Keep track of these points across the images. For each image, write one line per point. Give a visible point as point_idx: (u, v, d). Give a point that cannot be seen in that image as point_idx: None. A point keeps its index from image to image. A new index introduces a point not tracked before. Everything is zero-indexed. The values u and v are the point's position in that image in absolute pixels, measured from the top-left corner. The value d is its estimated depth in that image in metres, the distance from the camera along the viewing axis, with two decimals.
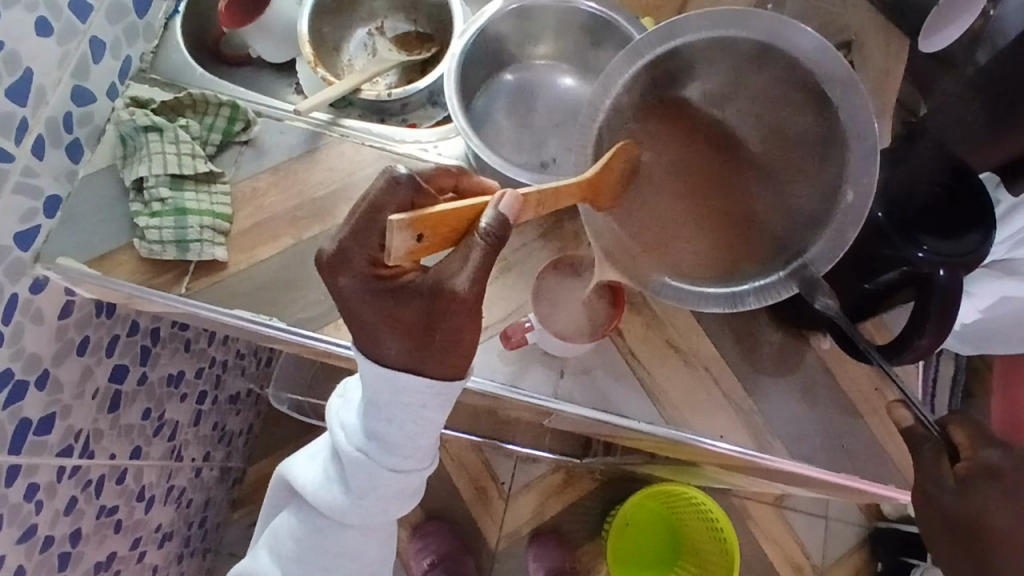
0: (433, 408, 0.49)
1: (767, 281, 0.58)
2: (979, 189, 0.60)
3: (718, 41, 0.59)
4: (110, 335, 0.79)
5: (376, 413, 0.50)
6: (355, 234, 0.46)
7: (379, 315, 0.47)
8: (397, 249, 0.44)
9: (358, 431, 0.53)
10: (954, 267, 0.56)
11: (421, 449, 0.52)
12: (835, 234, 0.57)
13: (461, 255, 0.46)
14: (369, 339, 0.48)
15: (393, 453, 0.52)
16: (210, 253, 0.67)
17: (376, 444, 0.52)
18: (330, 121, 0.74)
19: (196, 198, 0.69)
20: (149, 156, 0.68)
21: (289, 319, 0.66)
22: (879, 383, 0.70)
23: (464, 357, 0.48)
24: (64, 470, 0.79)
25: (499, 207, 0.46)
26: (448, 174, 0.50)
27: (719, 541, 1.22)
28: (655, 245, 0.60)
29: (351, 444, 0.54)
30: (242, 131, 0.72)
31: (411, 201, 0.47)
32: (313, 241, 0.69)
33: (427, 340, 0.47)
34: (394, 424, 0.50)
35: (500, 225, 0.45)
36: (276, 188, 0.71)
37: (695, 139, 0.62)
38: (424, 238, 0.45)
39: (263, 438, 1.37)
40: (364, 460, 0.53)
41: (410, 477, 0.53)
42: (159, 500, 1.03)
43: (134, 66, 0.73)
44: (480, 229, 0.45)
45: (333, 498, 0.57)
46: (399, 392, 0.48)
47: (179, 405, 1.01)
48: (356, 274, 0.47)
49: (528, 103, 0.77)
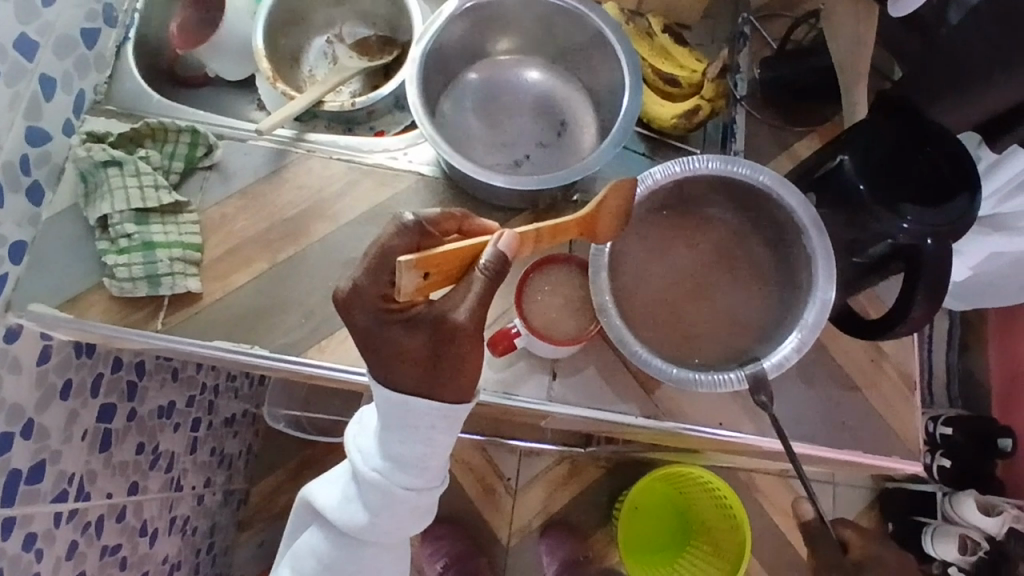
0: (441, 429, 0.48)
1: (721, 376, 0.60)
2: (958, 151, 0.59)
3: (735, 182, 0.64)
4: (93, 374, 0.78)
5: (390, 433, 0.49)
6: (369, 271, 0.47)
7: (385, 356, 0.47)
8: (406, 287, 0.45)
9: (375, 453, 0.51)
10: (944, 235, 0.55)
11: (432, 469, 0.50)
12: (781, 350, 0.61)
13: (462, 290, 0.47)
14: (381, 367, 0.47)
15: (406, 473, 0.50)
16: (183, 286, 0.65)
17: (393, 464, 0.50)
18: (294, 137, 0.72)
19: (163, 230, 0.66)
20: (111, 192, 0.66)
21: (272, 346, 0.65)
22: (875, 355, 0.70)
23: (468, 384, 0.47)
24: (61, 515, 0.77)
25: (498, 245, 0.46)
26: (452, 219, 0.51)
27: (730, 519, 1.22)
28: (666, 331, 0.62)
29: (366, 465, 0.52)
30: (204, 157, 0.70)
31: (417, 245, 0.48)
32: (288, 263, 0.67)
33: (432, 372, 0.46)
34: (405, 445, 0.49)
35: (499, 261, 0.46)
36: (245, 212, 0.69)
37: (724, 242, 0.65)
38: (430, 276, 0.46)
39: (262, 457, 1.36)
40: (381, 481, 0.51)
41: (421, 497, 0.52)
42: (163, 531, 1.01)
43: (88, 99, 0.71)
44: (480, 265, 0.46)
45: (352, 516, 0.56)
46: (413, 415, 0.47)
47: (173, 435, 0.99)
48: (368, 308, 0.47)
49: (496, 101, 0.75)
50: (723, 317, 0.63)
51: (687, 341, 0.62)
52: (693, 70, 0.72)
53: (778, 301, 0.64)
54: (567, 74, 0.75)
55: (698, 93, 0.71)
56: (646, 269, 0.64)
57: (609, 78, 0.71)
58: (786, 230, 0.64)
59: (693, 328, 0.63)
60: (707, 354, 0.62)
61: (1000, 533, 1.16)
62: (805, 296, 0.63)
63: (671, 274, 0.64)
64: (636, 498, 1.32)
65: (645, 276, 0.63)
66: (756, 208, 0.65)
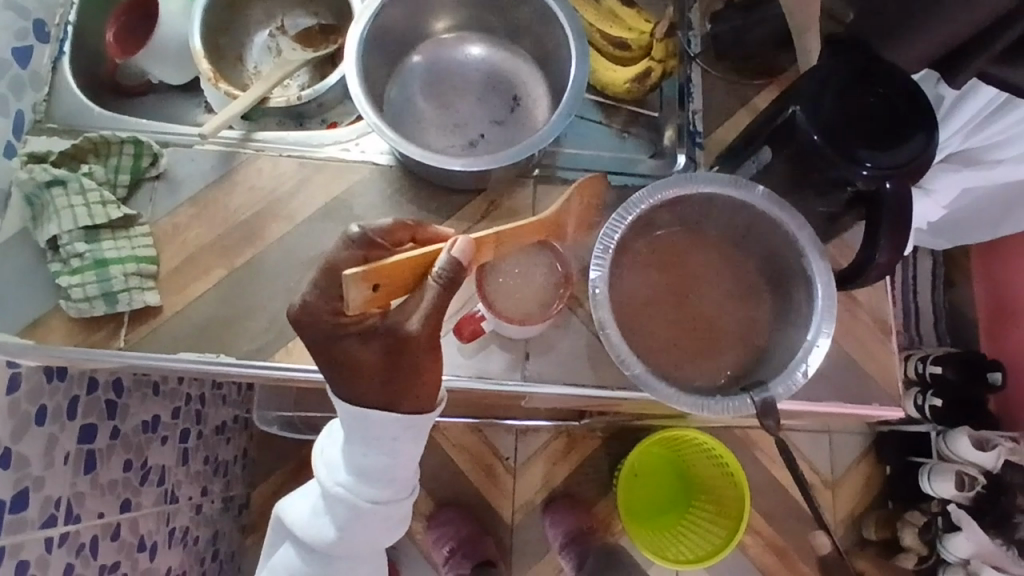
0: (406, 441, 0.47)
1: (738, 401, 0.58)
2: (912, 89, 0.56)
3: (732, 203, 0.63)
4: (69, 397, 0.77)
5: (354, 446, 0.49)
6: (320, 286, 0.46)
7: (340, 367, 0.46)
8: (355, 300, 0.45)
9: (341, 467, 0.51)
10: (902, 176, 0.54)
11: (399, 479, 0.50)
12: (785, 368, 0.60)
13: (416, 299, 0.45)
14: (345, 385, 0.46)
15: (372, 485, 0.50)
16: (141, 300, 0.64)
17: (357, 476, 0.50)
18: (242, 137, 0.71)
19: (116, 246, 0.65)
20: (57, 213, 0.64)
21: (239, 353, 0.64)
22: (849, 305, 0.70)
23: (430, 391, 0.47)
24: (52, 540, 0.76)
25: (451, 252, 0.44)
26: (405, 228, 0.50)
27: (728, 475, 1.23)
28: (669, 360, 0.61)
29: (332, 480, 0.51)
30: (151, 166, 0.68)
31: (365, 257, 0.47)
32: (247, 266, 0.66)
33: (390, 383, 0.45)
34: (370, 456, 0.48)
35: (452, 267, 0.44)
36: (199, 219, 0.67)
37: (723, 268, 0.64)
38: (380, 288, 0.45)
39: (260, 460, 1.36)
40: (347, 495, 0.51)
41: (391, 508, 0.51)
42: (163, 545, 1.01)
43: (27, 119, 0.69)
44: (433, 273, 0.44)
45: (321, 530, 0.55)
46: (374, 427, 0.46)
47: (161, 449, 0.99)
48: (321, 323, 0.46)
49: (445, 81, 0.73)
50: (728, 342, 0.62)
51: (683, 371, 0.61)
52: (641, 31, 0.71)
53: (783, 324, 0.63)
54: (512, 46, 0.73)
55: (648, 55, 0.71)
56: (640, 299, 0.62)
57: (556, 45, 0.69)
58: (785, 250, 0.63)
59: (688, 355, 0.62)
60: (711, 379, 0.61)
61: (997, 466, 1.16)
62: (807, 321, 0.61)
63: (662, 298, 0.62)
64: (636, 463, 1.33)
65: (633, 306, 0.62)
66: (754, 229, 0.64)
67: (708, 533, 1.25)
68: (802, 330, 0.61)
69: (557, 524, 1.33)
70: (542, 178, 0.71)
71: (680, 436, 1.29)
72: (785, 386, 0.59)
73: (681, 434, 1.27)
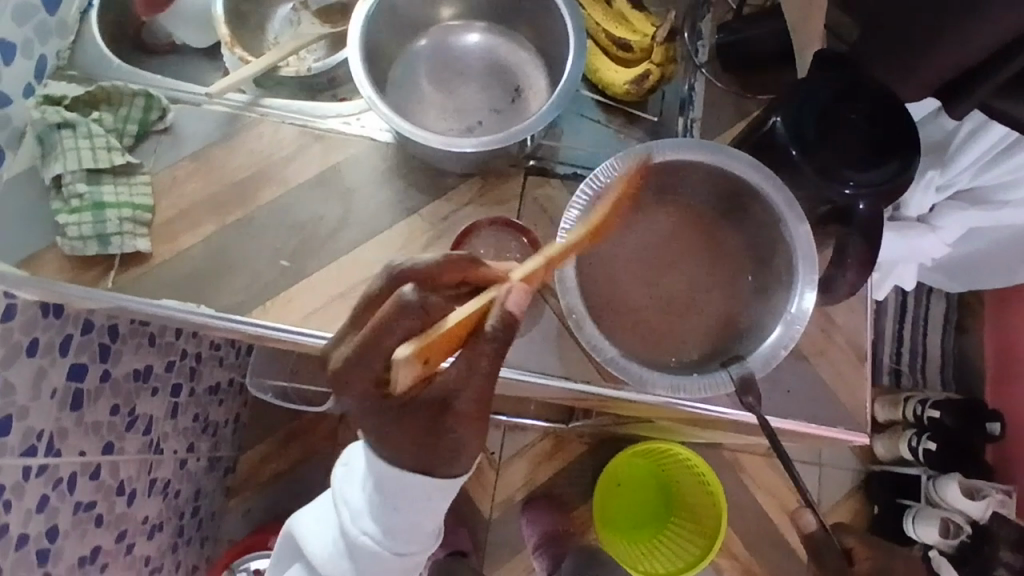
0: (444, 497, 0.42)
1: (715, 378, 0.60)
2: (896, 109, 0.58)
3: (709, 169, 0.63)
4: (62, 335, 0.80)
5: (386, 502, 0.43)
6: (359, 352, 0.39)
7: (380, 433, 0.41)
8: (403, 379, 0.37)
9: (366, 514, 0.45)
10: (877, 196, 0.58)
11: (428, 531, 0.45)
12: (761, 343, 0.61)
13: (467, 362, 0.39)
14: (379, 452, 0.42)
15: (400, 539, 0.44)
16: (132, 245, 0.66)
17: (385, 529, 0.44)
18: (248, 102, 0.73)
19: (114, 191, 0.68)
20: (63, 153, 0.67)
21: (217, 306, 0.66)
22: (824, 325, 0.70)
23: (471, 460, 0.42)
24: (30, 469, 0.79)
25: (507, 307, 0.38)
26: (456, 267, 0.41)
27: (707, 492, 1.23)
28: (645, 336, 0.62)
29: (356, 527, 0.46)
30: (158, 120, 0.71)
31: (419, 322, 0.38)
32: (236, 226, 0.69)
33: (428, 453, 0.41)
34: (401, 512, 0.43)
35: (505, 327, 0.39)
36: (197, 175, 0.70)
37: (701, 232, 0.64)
38: (432, 360, 0.38)
39: (251, 426, 1.38)
40: (372, 547, 0.45)
41: (416, 560, 0.46)
42: (142, 493, 1.03)
43: (50, 64, 0.73)
44: (485, 335, 0.38)
45: (340, 574, 0.49)
46: (409, 487, 0.41)
47: (151, 400, 1.02)
48: (360, 396, 0.40)
49: (448, 66, 0.74)
50: (705, 311, 0.63)
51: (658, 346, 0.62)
52: (644, 34, 0.71)
53: (759, 296, 0.63)
54: (517, 37, 0.74)
55: (649, 57, 0.71)
56: (615, 262, 0.63)
57: (557, 39, 0.70)
58: (766, 216, 0.63)
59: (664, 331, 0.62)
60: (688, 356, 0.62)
61: (984, 516, 1.16)
62: (785, 293, 0.62)
63: (636, 262, 0.63)
64: (618, 469, 1.33)
65: (611, 279, 0.62)
66: (732, 190, 0.64)
67: (686, 548, 1.25)
68: (781, 303, 0.62)
69: (534, 524, 1.33)
70: (535, 170, 0.72)
71: (665, 450, 1.28)
72: (763, 359, 0.61)
73: (667, 448, 1.26)
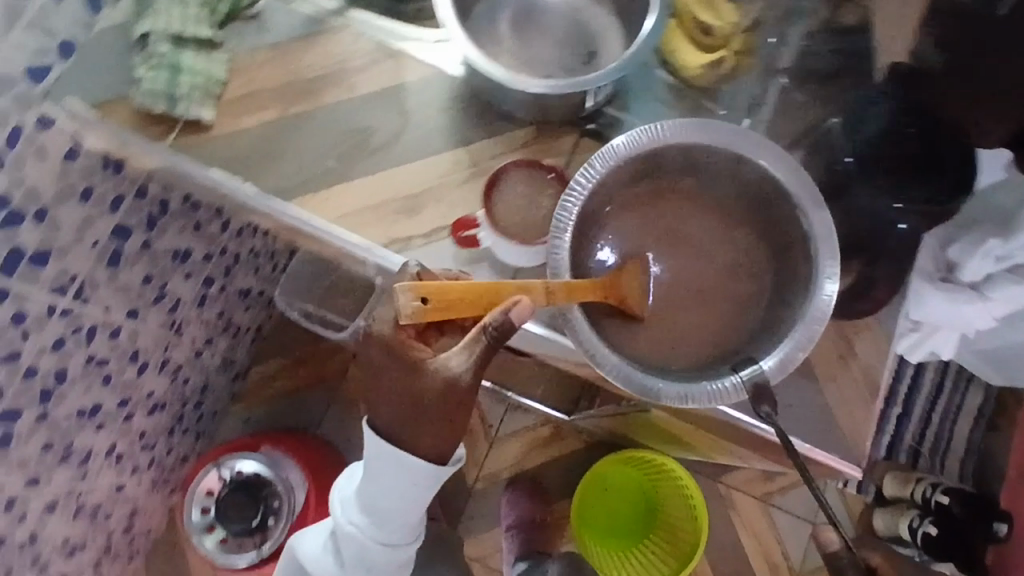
0: (425, 486, 0.60)
1: (725, 387, 0.66)
2: (943, 141, 0.78)
3: (728, 155, 0.70)
4: (116, 192, 0.84)
5: (370, 488, 0.61)
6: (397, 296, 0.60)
7: (402, 402, 0.57)
8: (407, 307, 0.59)
9: (357, 510, 0.63)
10: (927, 220, 0.82)
11: (405, 526, 0.62)
12: (779, 351, 0.67)
13: (467, 346, 0.58)
14: (375, 408, 0.59)
15: (383, 528, 0.62)
16: (196, 113, 0.74)
17: (366, 517, 0.62)
18: (336, 10, 0.79)
19: (194, 59, 0.74)
20: (157, 10, 0.71)
21: (261, 187, 0.75)
22: (843, 352, 0.75)
23: (447, 444, 0.58)
24: (55, 308, 0.83)
25: (511, 312, 0.56)
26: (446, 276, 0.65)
27: (693, 518, 1.22)
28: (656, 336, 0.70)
29: (345, 518, 0.64)
30: (248, 6, 0.78)
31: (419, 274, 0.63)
32: (296, 117, 0.77)
33: (413, 419, 0.57)
34: (377, 496, 0.60)
35: (504, 323, 0.57)
36: (270, 64, 0.77)
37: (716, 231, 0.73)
38: (427, 301, 0.60)
39: (271, 341, 1.43)
40: (357, 534, 0.63)
41: (400, 550, 0.64)
42: (153, 368, 1.07)
43: None
44: (485, 326, 0.57)
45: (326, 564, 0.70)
46: (379, 470, 0.59)
47: (183, 282, 1.06)
48: (383, 346, 0.60)
49: (533, 16, 0.80)
50: (711, 317, 0.71)
51: (668, 347, 0.70)
52: (728, 23, 0.78)
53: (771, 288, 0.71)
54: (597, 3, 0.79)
55: (728, 46, 0.79)
56: (621, 249, 0.71)
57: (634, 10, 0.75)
58: (782, 212, 0.70)
59: (676, 333, 0.70)
60: (696, 358, 0.70)
61: None
62: (806, 295, 0.68)
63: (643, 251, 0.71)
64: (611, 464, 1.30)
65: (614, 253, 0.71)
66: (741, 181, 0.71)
67: (652, 564, 1.27)
68: (800, 306, 0.68)
69: (510, 509, 1.36)
70: (590, 133, 0.78)
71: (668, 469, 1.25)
72: (778, 363, 0.67)
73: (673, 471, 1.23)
